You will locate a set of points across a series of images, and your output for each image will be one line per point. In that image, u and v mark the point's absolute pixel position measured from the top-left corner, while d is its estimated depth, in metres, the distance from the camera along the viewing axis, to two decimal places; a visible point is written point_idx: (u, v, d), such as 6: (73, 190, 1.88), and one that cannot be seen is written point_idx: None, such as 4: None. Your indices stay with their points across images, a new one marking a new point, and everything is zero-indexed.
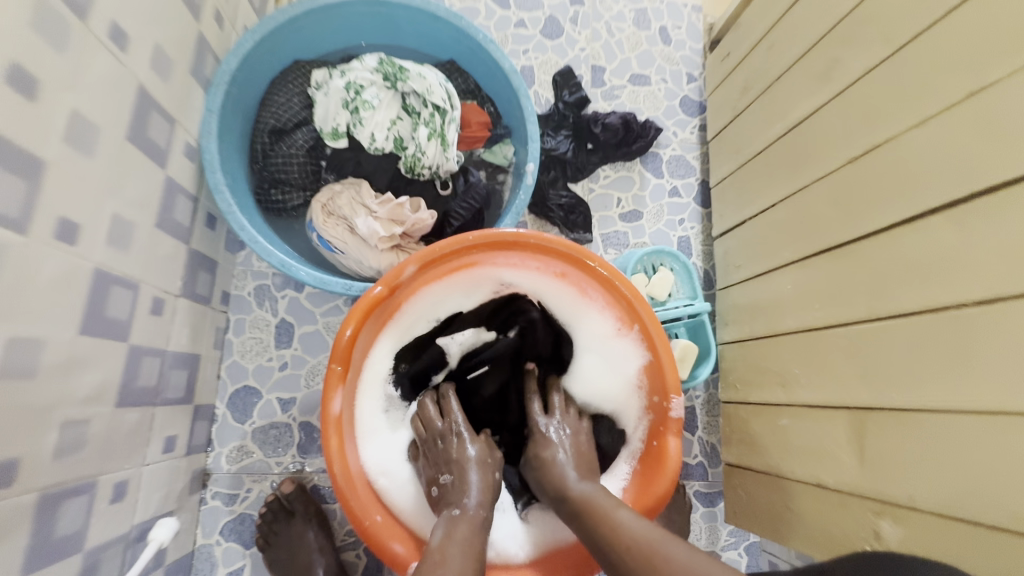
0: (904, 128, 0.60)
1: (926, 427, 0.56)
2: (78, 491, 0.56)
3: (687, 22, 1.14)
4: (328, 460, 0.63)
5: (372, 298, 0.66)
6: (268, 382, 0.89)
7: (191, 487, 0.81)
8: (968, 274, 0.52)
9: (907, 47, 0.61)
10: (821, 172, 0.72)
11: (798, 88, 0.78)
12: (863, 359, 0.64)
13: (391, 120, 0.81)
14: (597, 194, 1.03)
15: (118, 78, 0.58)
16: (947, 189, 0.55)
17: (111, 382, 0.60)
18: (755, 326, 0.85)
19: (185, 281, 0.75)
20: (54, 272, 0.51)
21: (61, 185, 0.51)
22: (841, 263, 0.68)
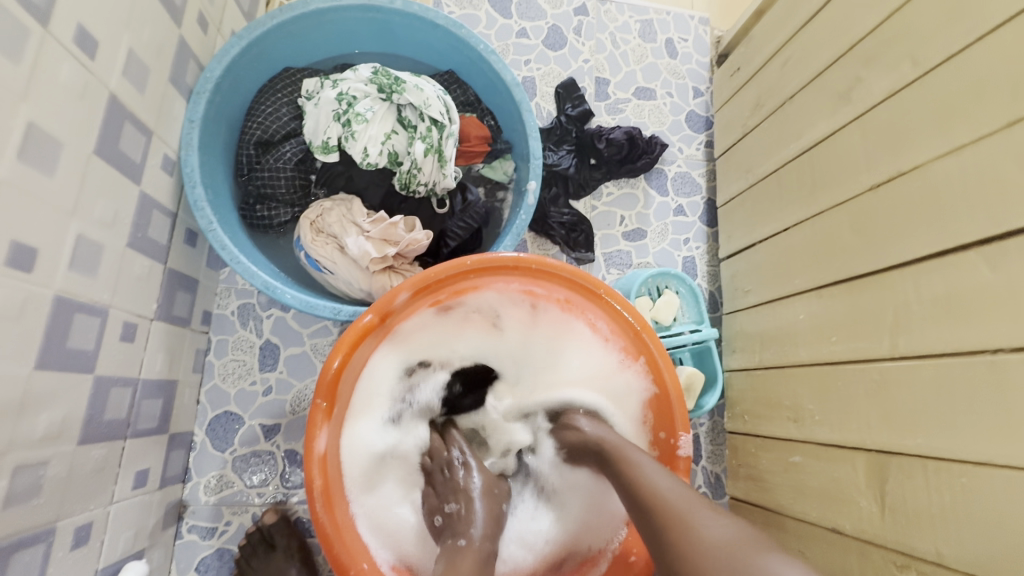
0: (931, 156, 0.57)
1: (952, 479, 0.52)
2: (30, 540, 0.51)
3: (694, 34, 1.10)
4: (312, 504, 0.58)
5: (362, 327, 0.62)
6: (251, 407, 0.84)
7: (165, 520, 0.75)
8: (1002, 317, 0.49)
9: (936, 69, 0.57)
10: (840, 197, 0.68)
11: (814, 108, 0.74)
12: (885, 400, 0.60)
13: (386, 134, 0.77)
14: (600, 212, 0.99)
15: (85, 88, 0.54)
16: (980, 224, 0.51)
17: (72, 418, 0.55)
18: (765, 355, 0.81)
19: (161, 303, 0.70)
20: (4, 304, 0.46)
21: (14, 208, 0.46)
22: (861, 295, 0.64)
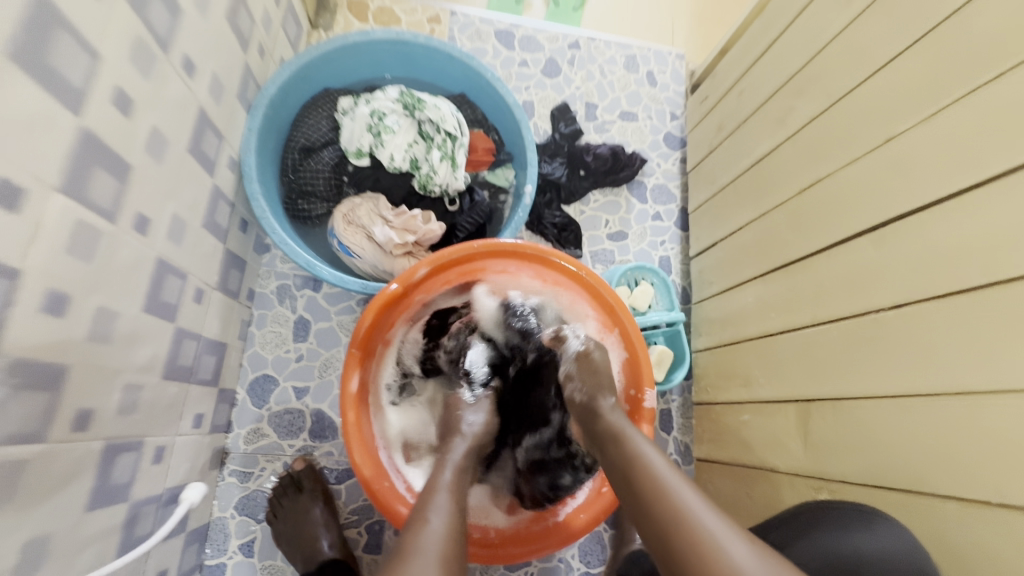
0: (837, 166, 0.73)
1: (851, 415, 0.66)
2: (129, 447, 0.64)
3: (671, 67, 1.28)
4: (345, 431, 0.72)
5: (388, 294, 0.76)
6: (285, 371, 0.98)
7: (211, 462, 0.89)
8: (882, 285, 0.63)
9: (843, 99, 0.73)
10: (777, 200, 0.84)
11: (761, 129, 0.91)
12: (807, 359, 0.74)
13: (409, 143, 0.92)
14: (587, 216, 1.15)
15: (186, 99, 0.69)
16: (869, 217, 0.67)
17: (161, 356, 0.69)
18: (724, 334, 0.96)
19: (220, 276, 0.85)
20: (131, 257, 0.60)
21: (141, 186, 0.61)
22: (791, 278, 0.79)
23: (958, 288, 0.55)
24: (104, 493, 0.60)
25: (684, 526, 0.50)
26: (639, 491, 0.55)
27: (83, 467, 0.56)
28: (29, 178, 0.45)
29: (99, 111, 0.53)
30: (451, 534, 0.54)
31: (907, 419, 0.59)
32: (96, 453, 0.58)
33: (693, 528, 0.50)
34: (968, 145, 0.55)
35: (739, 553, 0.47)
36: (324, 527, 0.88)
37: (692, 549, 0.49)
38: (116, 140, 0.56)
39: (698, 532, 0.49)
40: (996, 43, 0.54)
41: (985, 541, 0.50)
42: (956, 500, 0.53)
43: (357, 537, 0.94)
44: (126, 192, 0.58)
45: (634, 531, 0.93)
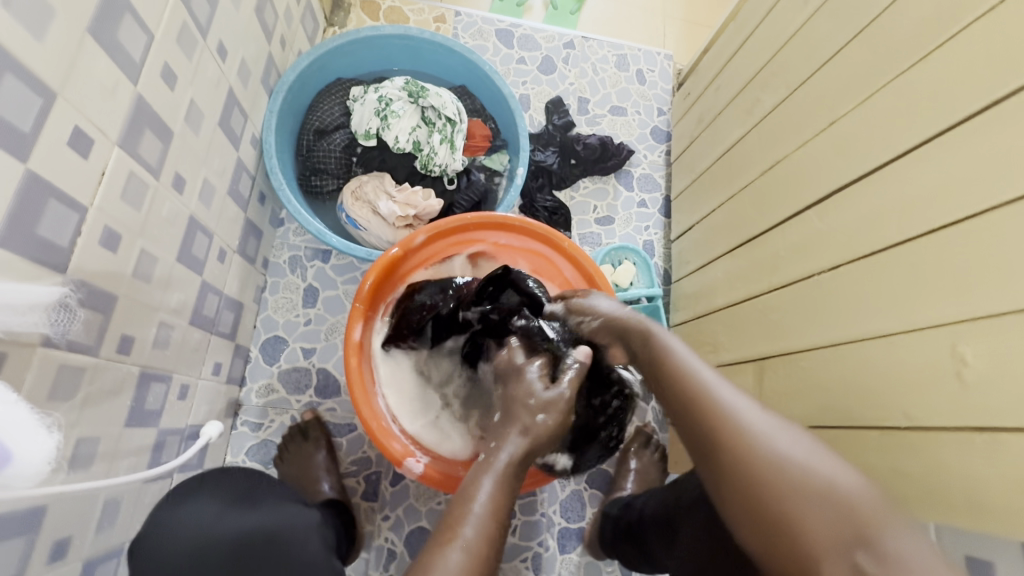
0: (792, 149, 0.81)
1: (798, 367, 0.74)
2: (160, 378, 0.74)
3: (660, 67, 1.37)
4: (348, 377, 0.81)
5: (389, 257, 0.85)
6: (294, 333, 1.07)
7: (226, 411, 0.98)
8: (824, 251, 0.72)
9: (799, 90, 0.82)
10: (745, 183, 0.93)
11: (733, 120, 1.00)
12: (764, 322, 0.82)
13: (412, 127, 1.02)
14: (577, 201, 1.24)
15: (218, 80, 0.79)
16: (816, 192, 0.75)
17: (189, 303, 0.79)
18: (697, 308, 1.04)
19: (240, 241, 0.95)
20: (168, 211, 0.70)
21: (179, 150, 0.71)
22: (755, 251, 0.87)
23: (879, 248, 0.63)
24: (139, 414, 0.70)
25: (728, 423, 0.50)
26: (681, 393, 0.55)
27: (124, 386, 0.65)
28: (97, 133, 0.55)
29: (151, 82, 0.63)
30: (498, 502, 0.55)
31: (839, 364, 0.67)
32: (134, 376, 0.68)
33: (736, 425, 0.50)
34: (892, 126, 0.64)
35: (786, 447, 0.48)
36: (325, 472, 0.96)
37: (726, 438, 0.50)
38: (162, 108, 0.65)
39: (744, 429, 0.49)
40: (914, 39, 0.63)
41: (896, 460, 0.59)
42: (876, 429, 0.61)
43: (356, 485, 1.02)
44: (168, 153, 0.68)
45: (625, 482, 1.03)
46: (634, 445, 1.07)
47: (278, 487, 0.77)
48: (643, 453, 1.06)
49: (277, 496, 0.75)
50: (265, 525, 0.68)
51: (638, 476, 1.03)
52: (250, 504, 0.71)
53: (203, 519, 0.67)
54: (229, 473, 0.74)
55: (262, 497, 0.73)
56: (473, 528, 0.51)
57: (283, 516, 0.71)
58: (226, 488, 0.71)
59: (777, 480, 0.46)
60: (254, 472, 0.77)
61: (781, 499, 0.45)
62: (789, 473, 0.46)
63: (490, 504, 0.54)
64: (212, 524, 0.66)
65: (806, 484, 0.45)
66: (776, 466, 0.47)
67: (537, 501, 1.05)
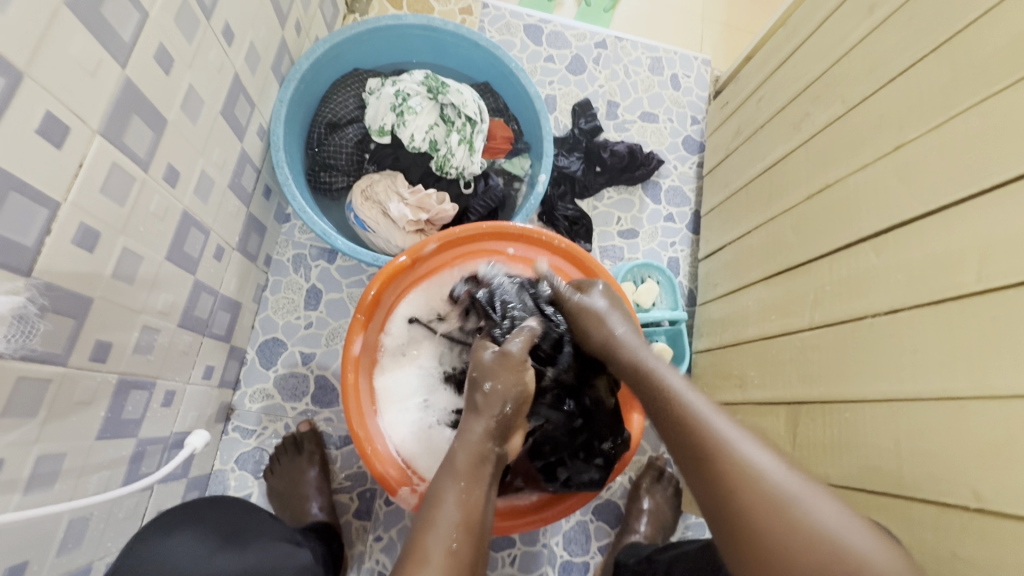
0: (846, 173, 0.73)
1: (843, 417, 0.66)
2: (141, 386, 0.68)
3: (696, 72, 1.29)
4: (343, 392, 0.75)
5: (396, 265, 0.79)
6: (294, 336, 1.01)
7: (217, 416, 0.93)
8: (881, 290, 0.64)
9: (858, 107, 0.74)
10: (787, 205, 0.85)
11: (776, 135, 0.92)
12: (802, 363, 0.74)
13: (429, 125, 0.96)
14: (600, 212, 1.17)
15: (222, 65, 0.73)
16: (873, 224, 0.67)
17: (178, 304, 0.73)
18: (723, 336, 0.96)
19: (241, 238, 0.89)
20: (157, 206, 0.64)
21: (173, 139, 0.65)
22: (795, 281, 0.79)
23: (952, 295, 0.55)
24: (116, 424, 0.64)
25: (734, 468, 0.48)
26: (687, 425, 0.53)
27: (99, 396, 0.60)
28: (72, 118, 0.49)
29: (143, 65, 0.57)
30: (473, 511, 0.53)
31: (892, 418, 0.59)
32: (111, 385, 0.62)
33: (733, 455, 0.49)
34: (974, 156, 0.56)
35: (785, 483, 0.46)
36: (316, 490, 0.91)
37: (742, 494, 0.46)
38: (153, 93, 0.59)
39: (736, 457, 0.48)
40: (1009, 53, 0.55)
41: (958, 543, 0.51)
42: (934, 505, 0.54)
43: (348, 502, 0.96)
44: (159, 143, 0.62)
45: (638, 522, 0.96)
46: (645, 481, 1.01)
47: (264, 522, 0.73)
48: (655, 490, 1.00)
49: (266, 536, 0.70)
50: (255, 567, 0.63)
51: (652, 518, 0.96)
52: (239, 544, 0.65)
53: (186, 561, 0.61)
54: (218, 508, 0.70)
55: (251, 536, 0.68)
56: (449, 521, 0.52)
57: (273, 556, 0.67)
58: (212, 529, 0.66)
59: (762, 519, 0.45)
60: (246, 508, 0.73)
61: (780, 515, 0.44)
62: (790, 526, 0.44)
63: (462, 515, 0.53)
64: (199, 564, 0.61)
65: (808, 528, 0.43)
66: (776, 497, 0.45)
67: (539, 532, 0.99)
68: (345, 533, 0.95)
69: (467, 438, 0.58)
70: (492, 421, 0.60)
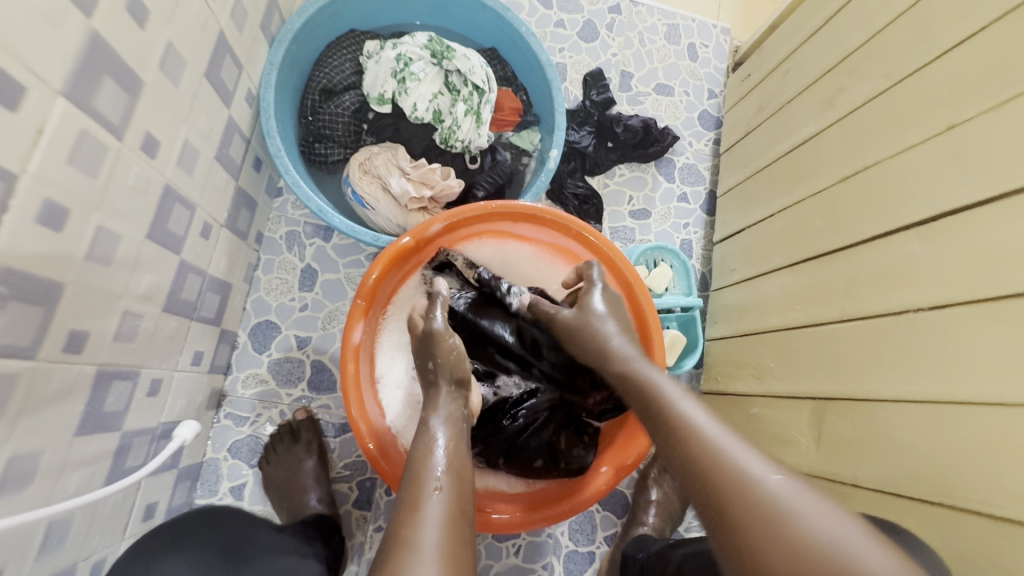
0: (888, 154, 0.68)
1: (875, 416, 0.63)
2: (125, 376, 0.63)
3: (714, 42, 1.21)
4: (344, 386, 0.70)
5: (400, 246, 0.74)
6: (288, 319, 0.96)
7: (208, 403, 0.88)
8: (925, 283, 0.60)
9: (904, 82, 0.68)
10: (816, 187, 0.79)
11: (805, 111, 0.86)
12: (831, 358, 0.70)
13: (433, 93, 0.89)
14: (611, 190, 1.11)
15: (205, 20, 0.65)
16: (918, 210, 0.62)
17: (163, 287, 0.67)
18: (740, 324, 0.92)
19: (229, 214, 0.82)
20: (136, 179, 0.57)
21: (151, 104, 0.58)
22: (824, 270, 0.75)
23: (1010, 292, 0.51)
24: (96, 418, 0.59)
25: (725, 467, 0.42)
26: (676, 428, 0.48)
27: (76, 388, 0.55)
28: (31, 77, 0.42)
29: (112, 14, 0.49)
30: (461, 471, 0.51)
31: (936, 422, 0.56)
32: (90, 377, 0.57)
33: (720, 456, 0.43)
34: None
35: (774, 484, 0.40)
36: (314, 481, 0.88)
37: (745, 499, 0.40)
38: (124, 50, 0.52)
39: (705, 443, 0.44)
40: None
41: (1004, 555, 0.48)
42: (985, 518, 0.51)
43: (347, 492, 0.93)
44: (136, 108, 0.55)
45: (646, 514, 0.94)
46: (654, 471, 0.98)
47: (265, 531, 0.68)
48: (663, 481, 0.97)
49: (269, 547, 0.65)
50: None
51: (660, 509, 0.93)
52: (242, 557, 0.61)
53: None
54: (216, 518, 0.66)
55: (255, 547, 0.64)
56: (438, 500, 0.47)
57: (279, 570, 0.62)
58: (213, 539, 0.62)
59: (762, 522, 0.38)
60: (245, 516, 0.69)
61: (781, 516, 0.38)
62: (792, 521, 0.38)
63: (449, 463, 0.51)
64: None
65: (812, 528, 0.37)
66: (779, 505, 0.39)
67: None
68: (345, 523, 0.91)
69: (437, 405, 0.58)
70: (456, 381, 0.61)
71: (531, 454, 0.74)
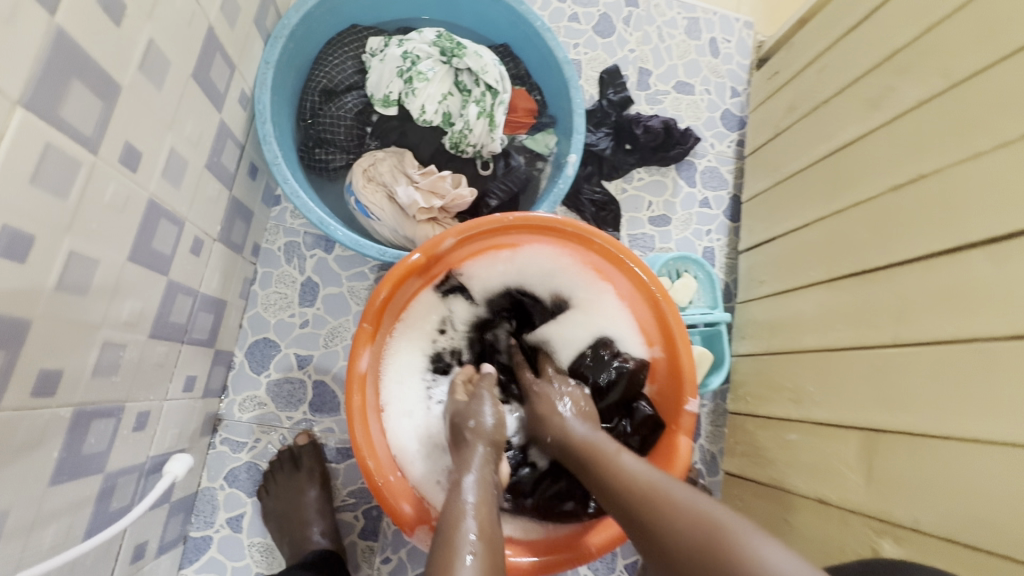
0: (949, 162, 0.61)
1: (939, 453, 0.57)
2: (107, 413, 0.57)
3: (737, 36, 1.14)
4: (349, 417, 0.64)
5: (409, 264, 0.67)
6: (288, 337, 0.89)
7: (203, 429, 0.82)
8: (998, 307, 0.54)
9: (968, 81, 0.61)
10: (862, 196, 0.73)
11: (846, 112, 0.79)
12: (884, 385, 0.64)
13: (443, 94, 0.82)
14: (629, 195, 1.04)
15: (192, 15, 0.58)
16: (988, 225, 0.56)
17: (149, 312, 0.61)
18: (773, 342, 0.86)
19: (223, 227, 0.76)
20: (115, 196, 0.51)
21: (130, 110, 0.51)
22: (873, 287, 0.68)
23: None
24: (74, 464, 0.53)
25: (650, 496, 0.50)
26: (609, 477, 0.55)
27: (49, 434, 0.49)
28: None
29: (82, 10, 0.43)
30: (491, 531, 0.48)
31: (1014, 464, 0.50)
32: (65, 420, 0.51)
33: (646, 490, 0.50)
34: None
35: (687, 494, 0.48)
36: (316, 512, 0.82)
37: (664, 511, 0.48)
38: (97, 50, 0.45)
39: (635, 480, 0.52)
40: None
41: None
42: None
43: (352, 522, 0.87)
44: (113, 116, 0.49)
45: None
46: None
47: None
48: None
49: None
50: None
51: None
52: None
53: None
54: None
55: None
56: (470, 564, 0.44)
57: None
58: None
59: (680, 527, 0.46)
60: None
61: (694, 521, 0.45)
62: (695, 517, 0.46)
63: (479, 525, 0.48)
64: None
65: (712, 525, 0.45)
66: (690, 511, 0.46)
67: None
68: (350, 555, 0.85)
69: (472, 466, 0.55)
70: (489, 443, 0.59)
71: (561, 495, 0.70)
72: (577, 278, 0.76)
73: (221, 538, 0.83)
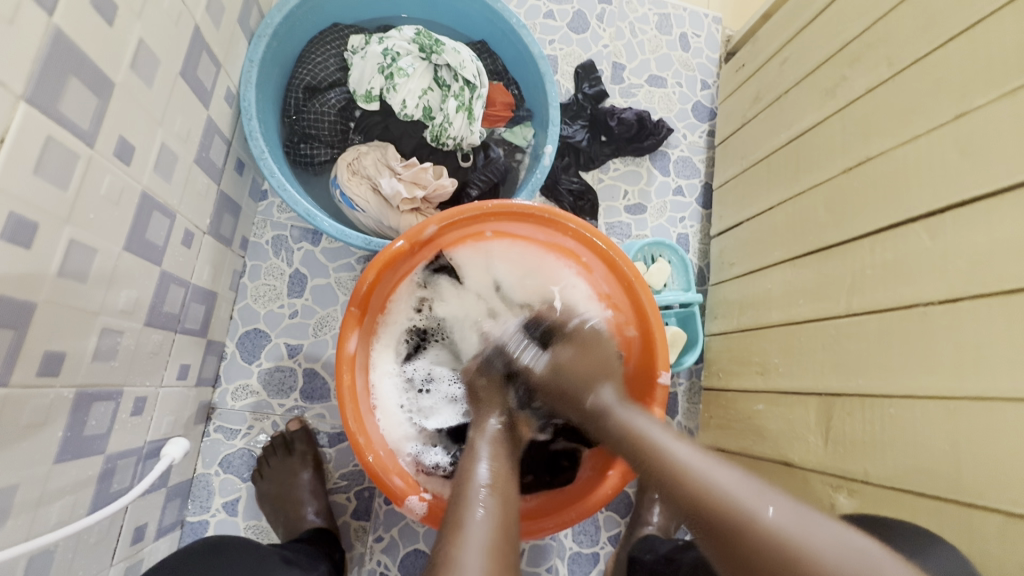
0: (892, 145, 0.67)
1: (887, 413, 0.62)
2: (107, 396, 0.60)
3: (706, 31, 1.19)
4: (339, 396, 0.68)
5: (393, 251, 0.70)
6: (278, 327, 0.92)
7: (197, 417, 0.84)
8: (933, 276, 0.59)
9: (908, 70, 0.67)
10: (818, 179, 0.78)
11: (804, 101, 0.84)
12: (838, 354, 0.69)
13: (423, 89, 0.86)
14: (605, 185, 1.08)
15: (179, 14, 0.61)
16: (925, 202, 0.61)
17: (144, 300, 0.64)
18: (742, 320, 0.91)
19: (213, 220, 0.78)
20: (111, 188, 0.54)
21: (122, 105, 0.54)
22: (828, 264, 0.74)
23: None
24: (76, 444, 0.56)
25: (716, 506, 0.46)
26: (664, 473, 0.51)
27: (53, 414, 0.51)
28: None
29: (78, 12, 0.46)
30: (505, 508, 0.53)
31: (949, 417, 0.55)
32: (68, 400, 0.53)
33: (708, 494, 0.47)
34: None
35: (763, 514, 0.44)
36: (310, 493, 0.85)
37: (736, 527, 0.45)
38: (92, 48, 0.48)
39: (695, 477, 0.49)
40: None
41: None
42: (1000, 514, 0.50)
43: (345, 503, 0.90)
44: (107, 113, 0.52)
45: (650, 514, 0.92)
46: None
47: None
48: None
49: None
50: None
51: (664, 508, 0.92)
52: None
53: None
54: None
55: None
56: (484, 524, 0.50)
57: None
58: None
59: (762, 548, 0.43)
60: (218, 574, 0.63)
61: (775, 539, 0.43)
62: (767, 537, 0.43)
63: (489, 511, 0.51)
64: None
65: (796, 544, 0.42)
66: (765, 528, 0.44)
67: None
68: (343, 535, 0.89)
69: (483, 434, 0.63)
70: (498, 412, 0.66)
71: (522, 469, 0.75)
72: (554, 268, 0.80)
73: (217, 522, 0.86)
